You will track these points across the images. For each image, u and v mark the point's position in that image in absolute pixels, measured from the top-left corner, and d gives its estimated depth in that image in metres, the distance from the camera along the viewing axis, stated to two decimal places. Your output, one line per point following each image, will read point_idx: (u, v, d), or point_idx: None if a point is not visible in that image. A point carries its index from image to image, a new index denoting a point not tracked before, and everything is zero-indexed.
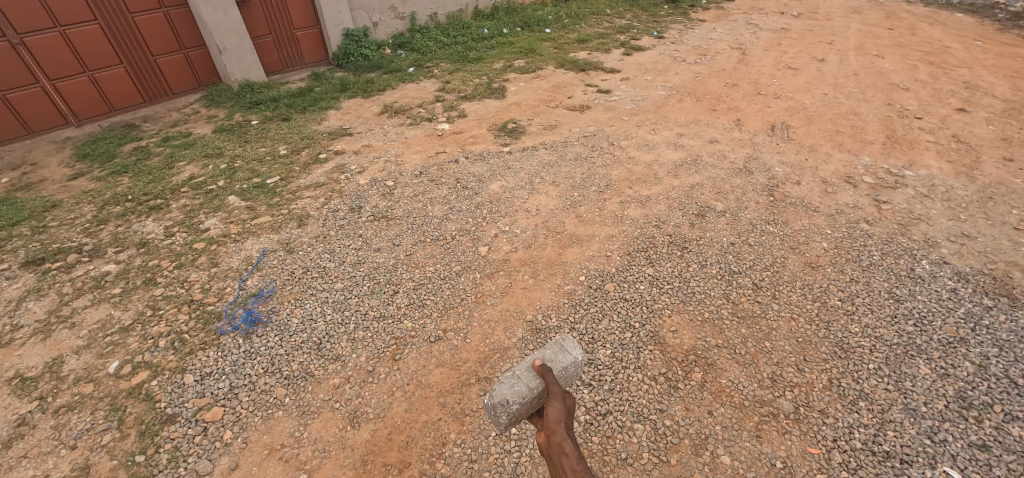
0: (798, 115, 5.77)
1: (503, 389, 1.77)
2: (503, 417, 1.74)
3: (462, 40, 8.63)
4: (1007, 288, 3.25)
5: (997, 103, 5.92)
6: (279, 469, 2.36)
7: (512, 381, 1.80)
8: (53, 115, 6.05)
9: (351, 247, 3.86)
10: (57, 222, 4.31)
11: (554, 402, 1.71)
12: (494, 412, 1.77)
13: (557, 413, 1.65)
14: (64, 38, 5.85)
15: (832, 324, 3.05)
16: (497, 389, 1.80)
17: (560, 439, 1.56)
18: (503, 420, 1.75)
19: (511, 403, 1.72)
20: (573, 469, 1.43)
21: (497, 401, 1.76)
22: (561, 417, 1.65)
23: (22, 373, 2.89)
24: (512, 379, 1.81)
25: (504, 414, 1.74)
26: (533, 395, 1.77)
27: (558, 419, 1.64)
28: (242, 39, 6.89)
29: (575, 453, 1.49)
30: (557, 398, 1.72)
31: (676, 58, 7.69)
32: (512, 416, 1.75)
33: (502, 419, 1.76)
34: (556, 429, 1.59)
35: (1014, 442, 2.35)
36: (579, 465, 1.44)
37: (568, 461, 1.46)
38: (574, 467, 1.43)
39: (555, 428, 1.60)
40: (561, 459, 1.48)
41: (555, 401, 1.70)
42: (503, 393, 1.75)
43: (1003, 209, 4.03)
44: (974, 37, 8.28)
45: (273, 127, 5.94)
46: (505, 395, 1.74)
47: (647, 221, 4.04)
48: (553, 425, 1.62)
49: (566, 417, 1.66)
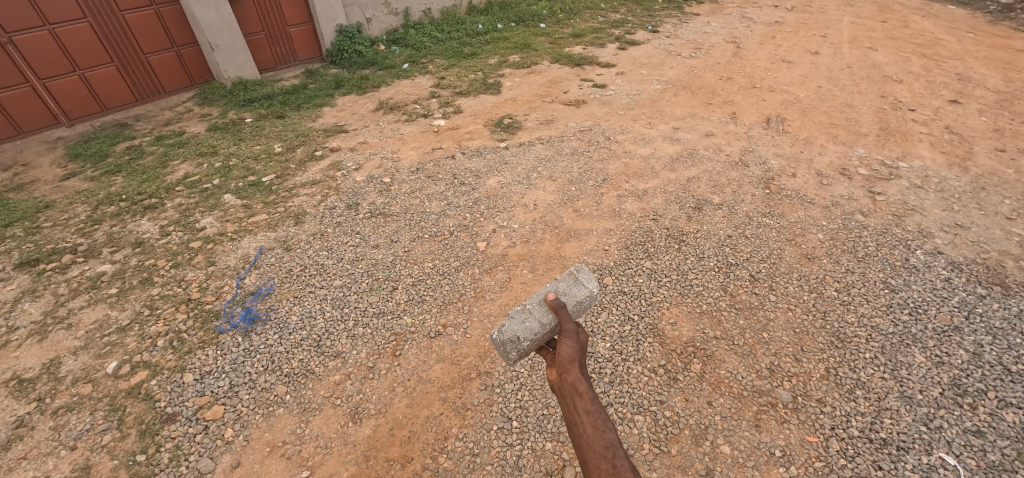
0: (793, 108, 5.79)
1: (513, 326, 1.91)
2: (513, 353, 1.89)
3: (456, 36, 8.60)
4: (1001, 277, 3.30)
5: (989, 94, 5.97)
6: (282, 466, 2.36)
7: (523, 316, 1.93)
8: (44, 114, 5.98)
9: (349, 245, 3.85)
10: (50, 223, 4.27)
11: (567, 340, 1.77)
12: (505, 347, 1.91)
13: (570, 352, 1.70)
14: (54, 37, 5.78)
15: (828, 314, 3.08)
16: (507, 325, 1.93)
17: (574, 376, 1.61)
18: (513, 355, 1.91)
19: (522, 340, 1.87)
20: (587, 410, 1.49)
21: (508, 337, 1.90)
22: (574, 354, 1.70)
23: (19, 374, 2.87)
24: (523, 315, 1.94)
25: (514, 350, 1.89)
26: (544, 330, 1.91)
27: (572, 357, 1.69)
28: (234, 36, 6.83)
29: (589, 393, 1.53)
30: (570, 337, 1.77)
31: (670, 52, 7.69)
32: (521, 351, 1.90)
33: (511, 354, 1.91)
34: (569, 367, 1.64)
35: (1008, 427, 2.39)
36: (594, 406, 1.49)
37: (583, 402, 1.51)
38: (588, 409, 1.49)
39: (568, 366, 1.65)
40: (575, 399, 1.53)
41: (568, 340, 1.75)
42: (514, 330, 1.89)
43: (996, 199, 4.08)
44: (966, 29, 8.33)
45: (267, 125, 5.90)
46: (515, 333, 1.89)
47: (644, 214, 4.06)
48: (566, 363, 1.67)
49: (579, 355, 1.71)
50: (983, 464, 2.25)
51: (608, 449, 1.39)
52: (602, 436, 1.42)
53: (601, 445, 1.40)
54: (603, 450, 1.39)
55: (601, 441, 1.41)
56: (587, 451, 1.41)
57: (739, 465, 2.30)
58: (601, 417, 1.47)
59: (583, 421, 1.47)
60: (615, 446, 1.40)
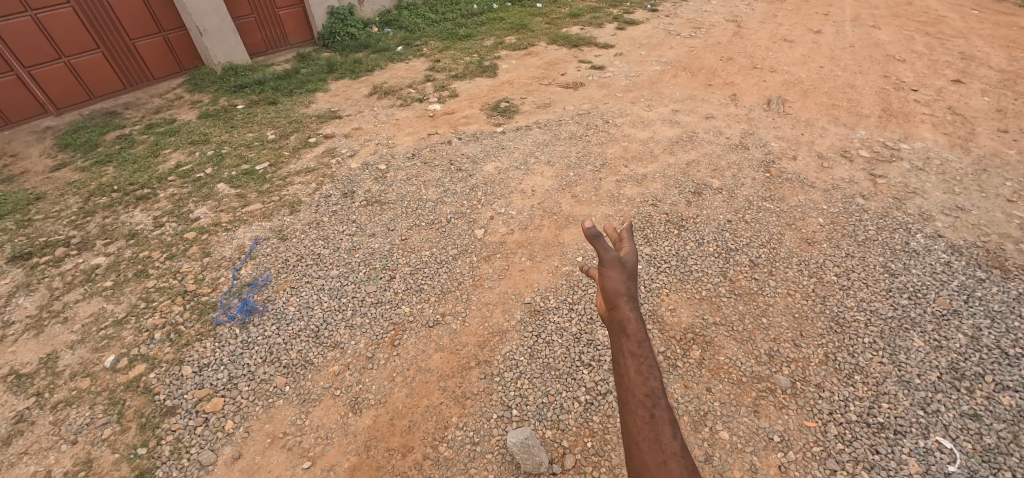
0: (795, 89, 5.70)
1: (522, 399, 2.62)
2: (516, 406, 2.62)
3: (451, 17, 8.42)
4: (1000, 260, 3.28)
5: (993, 74, 5.88)
6: (282, 457, 2.37)
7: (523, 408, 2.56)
8: (31, 104, 5.84)
9: (345, 233, 3.81)
10: (42, 215, 4.21)
11: (611, 270, 1.37)
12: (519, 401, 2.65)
13: (617, 283, 1.36)
14: (37, 23, 5.62)
15: (828, 299, 3.08)
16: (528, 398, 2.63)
17: (621, 313, 1.33)
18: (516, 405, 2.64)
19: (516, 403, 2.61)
20: (633, 354, 1.28)
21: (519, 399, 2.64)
22: (626, 287, 1.35)
23: (16, 369, 2.86)
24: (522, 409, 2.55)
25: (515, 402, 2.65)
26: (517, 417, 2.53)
27: (622, 291, 1.35)
28: (223, 20, 6.67)
29: (637, 335, 1.30)
30: (615, 265, 1.37)
31: (670, 32, 7.55)
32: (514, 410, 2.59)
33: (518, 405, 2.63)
34: (617, 302, 1.34)
35: (1005, 410, 2.40)
36: (641, 350, 1.28)
37: (629, 343, 1.30)
38: (635, 352, 1.28)
39: (618, 301, 1.34)
40: (620, 339, 1.31)
41: (613, 268, 1.37)
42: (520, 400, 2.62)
43: (997, 181, 4.04)
44: (971, 6, 8.17)
45: (260, 111, 5.79)
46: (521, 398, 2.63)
47: (644, 199, 4.02)
48: (612, 297, 1.36)
49: (629, 285, 1.36)
50: (979, 447, 2.26)
51: (648, 398, 1.22)
52: (643, 383, 1.23)
53: (641, 392, 1.23)
54: (642, 399, 1.22)
55: (642, 388, 1.23)
56: (626, 394, 1.25)
57: (738, 450, 2.31)
58: (647, 362, 1.27)
59: (626, 363, 1.28)
60: (657, 395, 1.23)
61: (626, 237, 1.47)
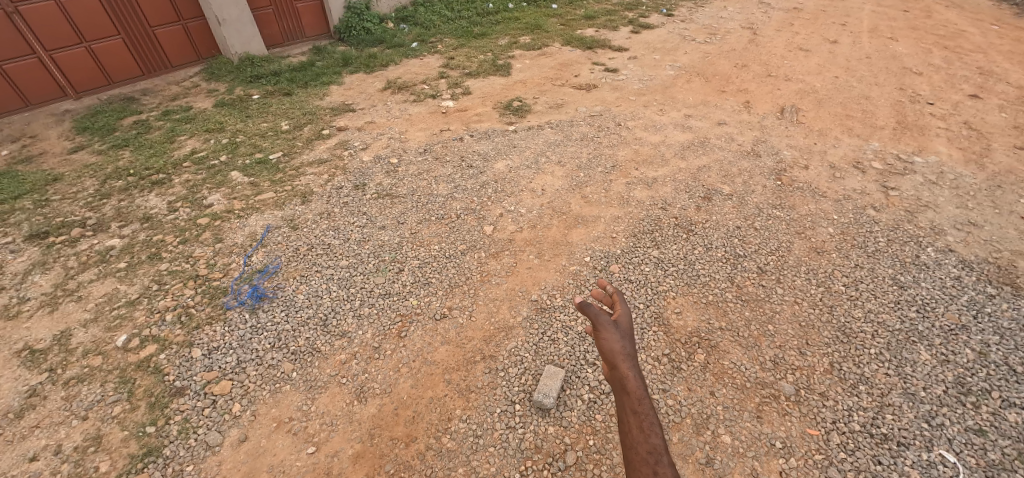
0: (809, 98, 5.67)
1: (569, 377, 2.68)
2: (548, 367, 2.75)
3: (466, 15, 8.46)
4: (1012, 277, 3.25)
5: (1011, 90, 5.81)
6: (288, 442, 2.41)
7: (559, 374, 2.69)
8: (50, 87, 5.94)
9: (356, 225, 3.85)
10: (59, 196, 4.28)
11: (605, 333, 1.48)
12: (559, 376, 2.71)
13: (613, 344, 1.45)
14: (60, 8, 5.71)
15: (835, 309, 3.07)
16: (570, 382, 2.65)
17: (620, 372, 1.41)
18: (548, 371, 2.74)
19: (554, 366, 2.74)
20: (635, 411, 1.33)
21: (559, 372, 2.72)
22: (623, 347, 1.45)
23: (30, 345, 2.92)
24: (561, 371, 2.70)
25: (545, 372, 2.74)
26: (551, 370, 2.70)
27: (618, 350, 1.44)
28: (241, 11, 6.75)
29: (637, 392, 1.36)
30: (609, 327, 1.49)
31: (685, 37, 7.53)
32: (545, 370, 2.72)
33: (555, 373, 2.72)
34: (615, 361, 1.42)
35: (1010, 427, 2.38)
36: (641, 406, 1.33)
37: (630, 400, 1.35)
38: (636, 409, 1.33)
39: (615, 360, 1.43)
40: (622, 398, 1.37)
41: (608, 330, 1.48)
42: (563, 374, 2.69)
43: (1012, 198, 4.00)
44: (991, 21, 8.07)
45: (275, 102, 5.85)
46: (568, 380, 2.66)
47: (653, 202, 4.02)
48: (611, 358, 1.44)
49: (625, 344, 1.45)
50: (982, 462, 2.25)
51: (651, 455, 1.25)
52: (645, 439, 1.27)
53: (644, 449, 1.26)
54: (645, 456, 1.24)
55: (644, 445, 1.26)
56: (630, 453, 1.28)
57: (740, 454, 2.32)
58: (649, 419, 1.31)
59: (629, 421, 1.33)
60: (659, 452, 1.25)
61: (619, 299, 1.57)
